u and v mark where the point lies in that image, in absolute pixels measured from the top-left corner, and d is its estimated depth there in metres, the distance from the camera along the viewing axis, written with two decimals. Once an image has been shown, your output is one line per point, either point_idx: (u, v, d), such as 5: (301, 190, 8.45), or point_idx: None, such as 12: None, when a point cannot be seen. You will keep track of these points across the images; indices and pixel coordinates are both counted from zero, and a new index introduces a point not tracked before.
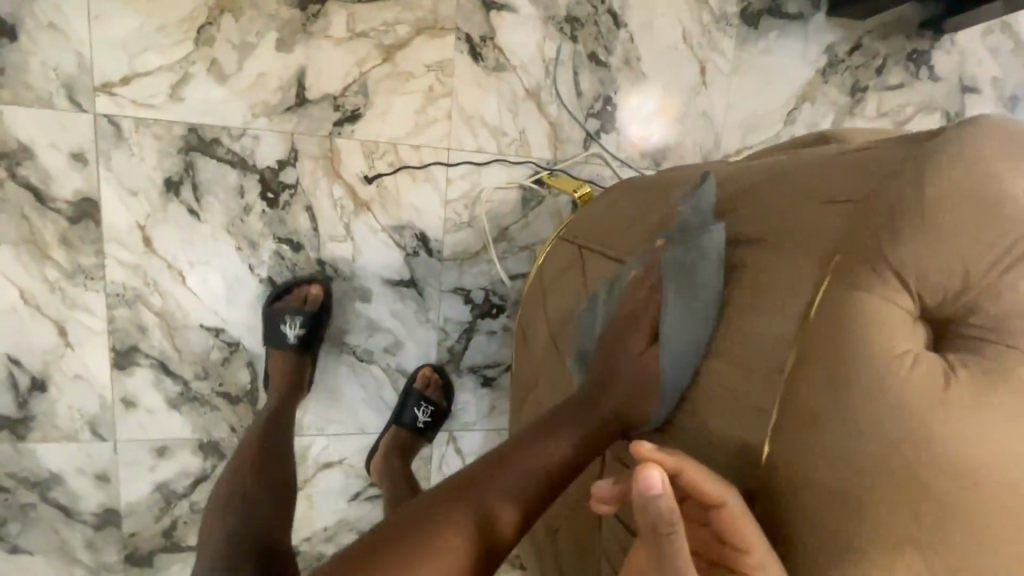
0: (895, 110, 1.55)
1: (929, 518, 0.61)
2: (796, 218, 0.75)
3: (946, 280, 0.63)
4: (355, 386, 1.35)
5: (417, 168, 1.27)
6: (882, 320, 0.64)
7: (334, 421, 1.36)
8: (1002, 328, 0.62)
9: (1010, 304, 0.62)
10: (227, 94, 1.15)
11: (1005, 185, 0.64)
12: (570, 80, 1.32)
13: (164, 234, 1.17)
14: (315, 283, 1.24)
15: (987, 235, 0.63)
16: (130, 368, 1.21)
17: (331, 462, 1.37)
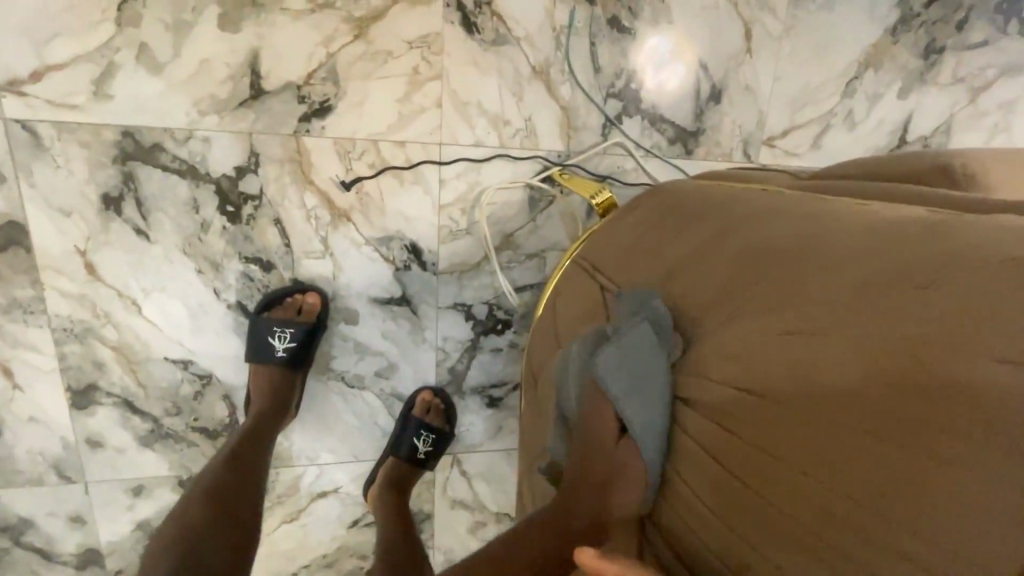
0: (975, 74, 1.30)
1: None
2: (952, 377, 0.39)
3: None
4: (346, 413, 1.21)
5: (404, 169, 1.06)
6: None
7: (326, 449, 1.23)
8: None
9: None
10: (164, 87, 0.94)
11: None
12: (586, 53, 1.08)
13: (110, 259, 1.00)
14: (314, 292, 1.09)
15: None
16: (91, 408, 1.08)
17: (326, 491, 1.26)
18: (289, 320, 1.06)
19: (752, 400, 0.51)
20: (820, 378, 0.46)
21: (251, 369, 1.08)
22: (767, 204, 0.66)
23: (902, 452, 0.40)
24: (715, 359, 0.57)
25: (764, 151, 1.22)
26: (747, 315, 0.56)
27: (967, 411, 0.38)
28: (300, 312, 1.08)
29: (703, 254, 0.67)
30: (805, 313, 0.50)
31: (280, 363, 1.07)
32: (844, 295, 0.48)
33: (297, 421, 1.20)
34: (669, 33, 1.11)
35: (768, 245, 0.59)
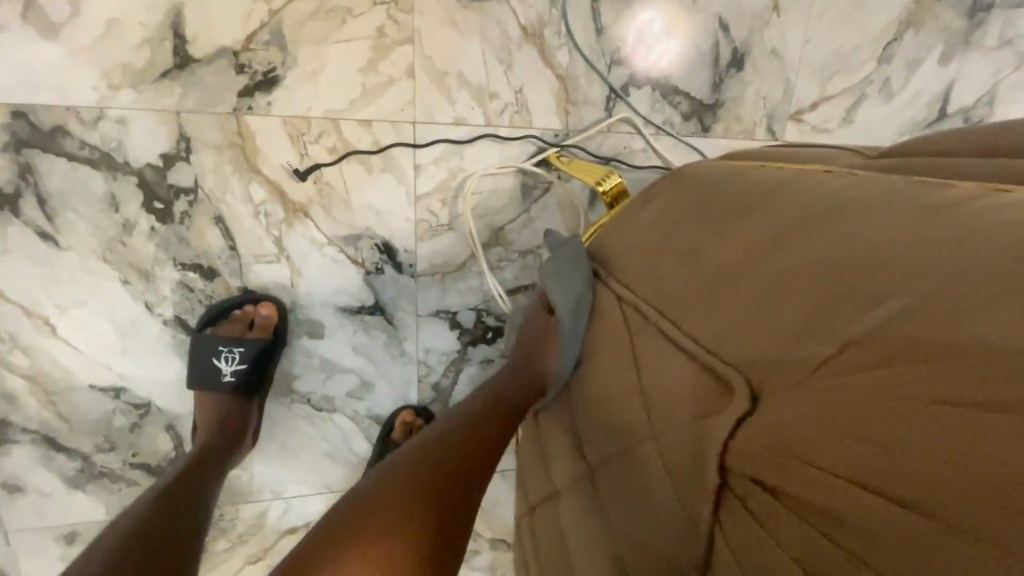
0: (1022, 36, 1.14)
1: None
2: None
3: None
4: (314, 439, 1.04)
5: (371, 154, 0.89)
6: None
7: (293, 479, 1.06)
8: None
9: None
10: (65, 55, 0.75)
11: None
12: (585, 11, 0.91)
13: (12, 271, 0.82)
14: (270, 305, 0.91)
15: None
16: (5, 447, 0.90)
17: (296, 527, 1.10)
18: (240, 336, 0.89)
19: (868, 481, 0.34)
20: (995, 457, 0.29)
21: (195, 397, 0.91)
22: (826, 194, 0.52)
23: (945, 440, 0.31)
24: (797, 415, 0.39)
25: (791, 126, 1.06)
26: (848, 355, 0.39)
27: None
28: (252, 328, 0.91)
29: (753, 263, 0.51)
30: (929, 354, 0.34)
31: (228, 390, 0.90)
32: (991, 325, 0.33)
33: (258, 450, 1.03)
34: (665, 9, 0.94)
35: (863, 254, 0.43)
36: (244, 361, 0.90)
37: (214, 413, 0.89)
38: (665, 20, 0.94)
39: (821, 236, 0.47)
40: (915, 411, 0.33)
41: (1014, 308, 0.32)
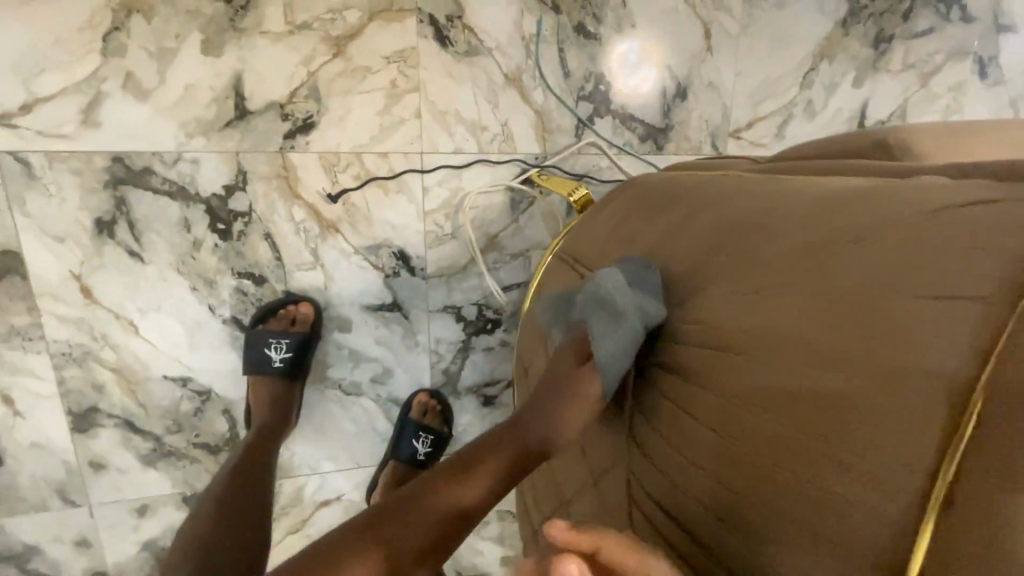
0: (923, 59, 1.37)
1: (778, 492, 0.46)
2: (782, 260, 0.53)
3: (803, 273, 0.50)
4: (344, 420, 1.24)
5: (388, 179, 1.11)
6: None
7: (327, 457, 1.25)
8: (859, 296, 0.44)
9: (870, 274, 0.45)
10: (152, 113, 0.97)
11: (904, 181, 0.50)
12: (555, 60, 1.14)
13: (106, 283, 1.02)
14: (311, 308, 1.13)
15: (857, 223, 0.49)
16: (93, 431, 1.10)
17: (329, 498, 1.28)
18: (284, 331, 1.08)
19: (719, 366, 0.54)
20: (761, 319, 0.51)
21: (251, 381, 1.11)
22: (715, 185, 0.74)
23: (736, 310, 0.55)
24: (684, 329, 0.60)
25: (731, 142, 1.28)
26: (712, 292, 0.59)
27: (906, 351, 0.40)
28: (294, 323, 1.11)
29: (666, 233, 0.74)
30: (738, 268, 0.58)
31: (276, 380, 1.10)
32: (767, 246, 0.56)
33: (297, 431, 1.22)
34: (642, 44, 1.17)
35: (720, 218, 0.66)
36: (289, 352, 1.09)
37: (266, 397, 1.10)
38: (642, 51, 1.17)
39: (702, 211, 0.70)
40: (737, 306, 0.55)
41: (776, 239, 0.56)
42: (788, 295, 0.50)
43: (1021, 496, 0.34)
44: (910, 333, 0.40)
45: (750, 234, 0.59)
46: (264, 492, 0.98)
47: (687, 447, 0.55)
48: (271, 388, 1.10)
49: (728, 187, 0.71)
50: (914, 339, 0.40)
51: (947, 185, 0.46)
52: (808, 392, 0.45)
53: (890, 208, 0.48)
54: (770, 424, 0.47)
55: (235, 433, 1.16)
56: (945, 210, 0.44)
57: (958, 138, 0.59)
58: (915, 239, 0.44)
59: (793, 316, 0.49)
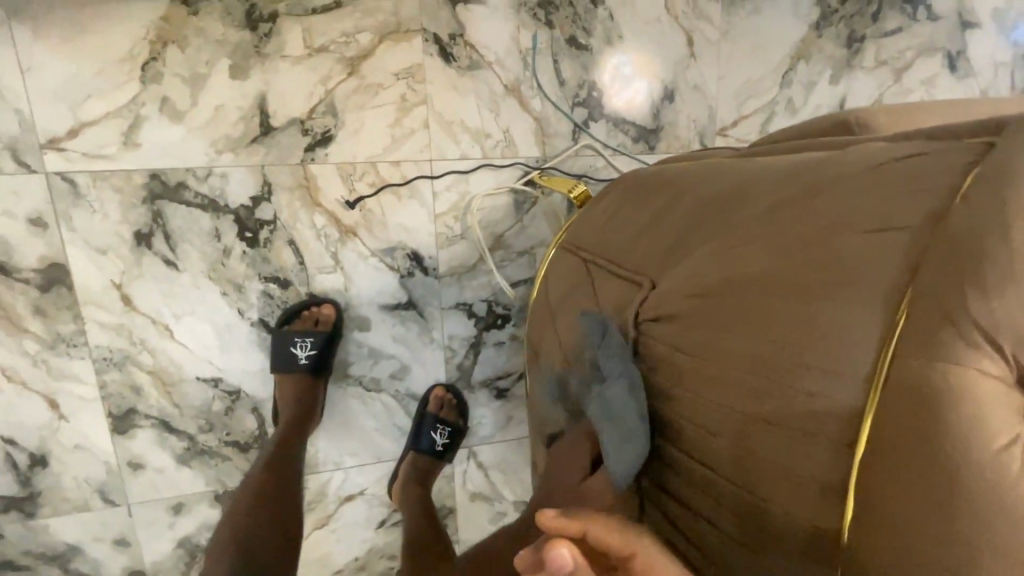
0: (895, 56, 1.46)
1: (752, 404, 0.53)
2: (751, 217, 0.61)
3: (769, 223, 0.58)
4: (366, 416, 1.30)
5: (400, 186, 1.19)
6: (986, 393, 0.40)
7: (350, 452, 1.31)
8: (816, 234, 0.53)
9: (823, 217, 0.53)
10: (185, 133, 1.06)
11: (851, 147, 0.59)
12: (551, 71, 1.23)
13: (144, 290, 1.11)
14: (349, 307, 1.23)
15: (812, 181, 0.58)
16: (131, 432, 1.16)
17: (353, 493, 1.33)
18: (306, 330, 1.15)
19: (699, 310, 0.61)
20: (733, 264, 0.59)
21: (278, 379, 1.17)
22: (694, 169, 0.83)
23: (712, 260, 0.62)
24: (666, 283, 0.68)
25: (719, 140, 1.37)
26: (695, 253, 0.66)
27: (857, 277, 0.48)
28: (317, 323, 1.18)
29: (652, 212, 0.82)
30: (715, 228, 0.66)
31: (299, 378, 1.17)
32: (739, 208, 0.64)
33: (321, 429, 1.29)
34: (633, 58, 1.27)
35: (699, 193, 0.74)
36: (313, 351, 1.15)
37: (292, 394, 1.16)
38: (635, 65, 1.27)
39: (684, 190, 0.78)
40: (712, 257, 0.63)
41: (746, 202, 0.64)
42: (756, 242, 0.58)
43: (939, 365, 0.42)
44: (854, 258, 0.48)
45: (728, 203, 0.67)
46: (290, 487, 1.05)
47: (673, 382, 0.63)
48: (296, 384, 1.17)
49: (706, 169, 0.80)
50: (862, 266, 0.48)
51: (885, 146, 0.55)
52: (780, 321, 0.52)
53: (837, 167, 0.57)
54: (750, 353, 0.54)
55: (263, 431, 1.23)
56: (885, 164, 0.52)
57: (916, 120, 0.67)
58: (862, 189, 0.52)
59: (761, 256, 0.57)
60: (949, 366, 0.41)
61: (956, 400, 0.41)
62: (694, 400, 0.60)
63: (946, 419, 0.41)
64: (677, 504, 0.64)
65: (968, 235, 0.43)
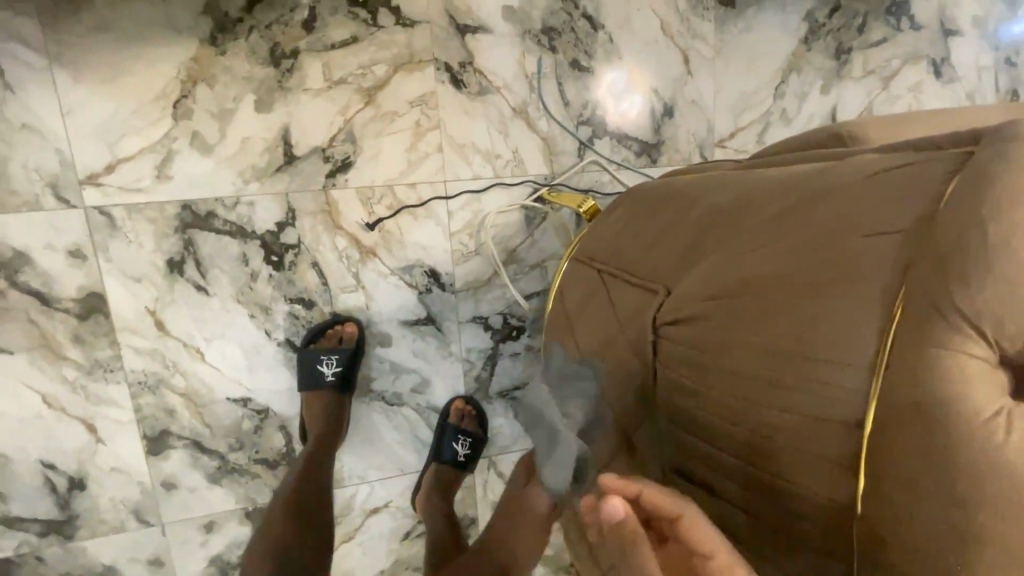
0: (882, 65, 1.53)
1: (766, 396, 0.58)
2: (759, 225, 0.66)
3: (776, 229, 0.63)
4: (389, 430, 1.34)
5: (417, 206, 1.25)
6: (974, 369, 0.44)
7: (374, 466, 1.35)
8: (819, 239, 0.57)
9: (825, 223, 0.58)
10: (215, 165, 1.12)
11: (849, 158, 0.64)
12: (555, 92, 1.29)
13: (177, 315, 1.16)
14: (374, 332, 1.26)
15: (814, 190, 0.63)
16: (165, 453, 1.20)
17: (378, 506, 1.37)
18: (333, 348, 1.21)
19: (712, 312, 0.66)
20: (743, 268, 0.64)
21: (305, 397, 1.21)
22: (701, 181, 0.88)
23: (723, 265, 0.67)
24: (681, 288, 0.73)
25: (718, 151, 1.43)
26: (709, 259, 0.71)
27: (858, 275, 0.52)
28: (340, 341, 1.23)
29: (664, 223, 0.87)
30: (725, 235, 0.71)
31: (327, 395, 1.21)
32: (746, 217, 0.69)
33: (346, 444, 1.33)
34: (626, 78, 1.33)
35: (708, 204, 0.79)
36: (339, 368, 1.20)
37: (319, 410, 1.20)
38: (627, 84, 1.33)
39: (693, 201, 0.83)
40: (723, 262, 0.68)
41: (753, 211, 0.69)
42: (765, 247, 0.63)
43: (931, 348, 0.46)
44: (856, 258, 0.53)
45: (737, 211, 0.72)
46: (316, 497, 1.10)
47: (690, 381, 0.67)
48: (323, 401, 1.21)
49: (713, 181, 0.85)
50: (864, 264, 0.53)
51: (879, 156, 0.60)
52: (792, 318, 0.56)
53: (836, 176, 0.62)
54: (764, 348, 0.58)
55: (290, 448, 1.27)
56: (881, 173, 0.57)
57: (909, 131, 0.73)
58: (863, 195, 0.57)
59: (770, 260, 0.61)
60: (942, 348, 0.46)
61: (945, 377, 0.45)
62: (708, 394, 0.65)
63: (935, 394, 0.45)
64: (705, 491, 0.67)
65: (955, 232, 0.47)
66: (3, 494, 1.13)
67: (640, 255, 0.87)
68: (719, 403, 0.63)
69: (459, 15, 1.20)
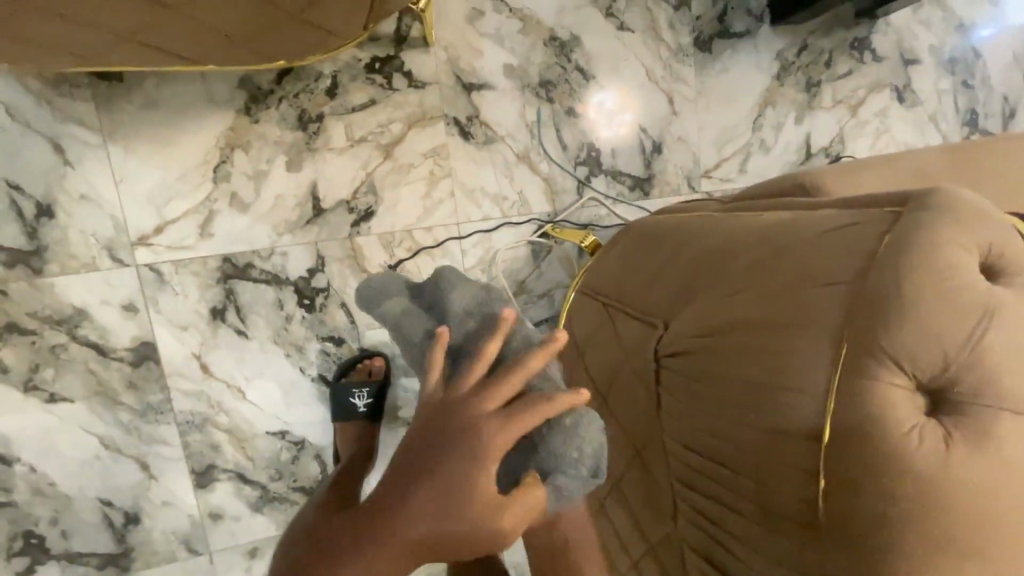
0: (849, 95, 1.68)
1: (745, 420, 0.69)
2: (737, 271, 0.79)
3: (751, 276, 0.76)
4: None
5: (433, 248, 1.37)
6: (896, 397, 0.57)
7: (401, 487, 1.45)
8: (785, 286, 0.70)
9: (790, 272, 0.70)
10: (252, 221, 1.24)
11: (811, 213, 0.77)
12: (554, 138, 1.42)
13: (220, 358, 1.26)
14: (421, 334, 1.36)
15: (782, 242, 0.75)
16: (211, 485, 1.30)
17: None
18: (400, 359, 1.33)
19: (700, 347, 0.77)
20: (724, 309, 0.76)
21: (340, 426, 1.30)
22: (690, 223, 1.00)
23: (709, 306, 0.79)
24: (674, 325, 0.85)
25: (704, 181, 1.56)
26: (699, 300, 0.82)
27: (813, 319, 0.64)
28: (370, 374, 1.33)
29: (659, 262, 0.99)
30: (710, 279, 0.83)
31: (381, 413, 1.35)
32: (728, 263, 0.82)
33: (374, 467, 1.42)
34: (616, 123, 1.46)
35: (697, 248, 0.91)
36: (370, 399, 1.28)
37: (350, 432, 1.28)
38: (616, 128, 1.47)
39: (684, 244, 0.96)
40: (709, 303, 0.80)
41: (733, 258, 0.81)
42: (742, 291, 0.75)
43: (863, 379, 0.58)
44: (811, 304, 0.65)
45: (719, 258, 0.84)
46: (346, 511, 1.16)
47: (685, 406, 0.79)
48: (353, 424, 1.29)
49: (700, 224, 0.97)
50: (819, 309, 0.64)
51: (832, 215, 0.73)
52: (764, 356, 0.68)
53: (800, 232, 0.74)
54: (743, 379, 0.70)
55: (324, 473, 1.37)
56: (832, 232, 0.70)
57: (861, 183, 0.87)
58: (819, 250, 0.69)
59: (745, 303, 0.73)
60: (875, 381, 0.57)
61: (871, 402, 0.57)
62: (699, 416, 0.76)
63: (869, 416, 0.57)
64: (700, 497, 0.79)
65: (884, 285, 0.60)
66: (66, 531, 1.23)
67: (639, 290, 0.99)
68: (709, 424, 0.75)
69: (465, 74, 1.33)
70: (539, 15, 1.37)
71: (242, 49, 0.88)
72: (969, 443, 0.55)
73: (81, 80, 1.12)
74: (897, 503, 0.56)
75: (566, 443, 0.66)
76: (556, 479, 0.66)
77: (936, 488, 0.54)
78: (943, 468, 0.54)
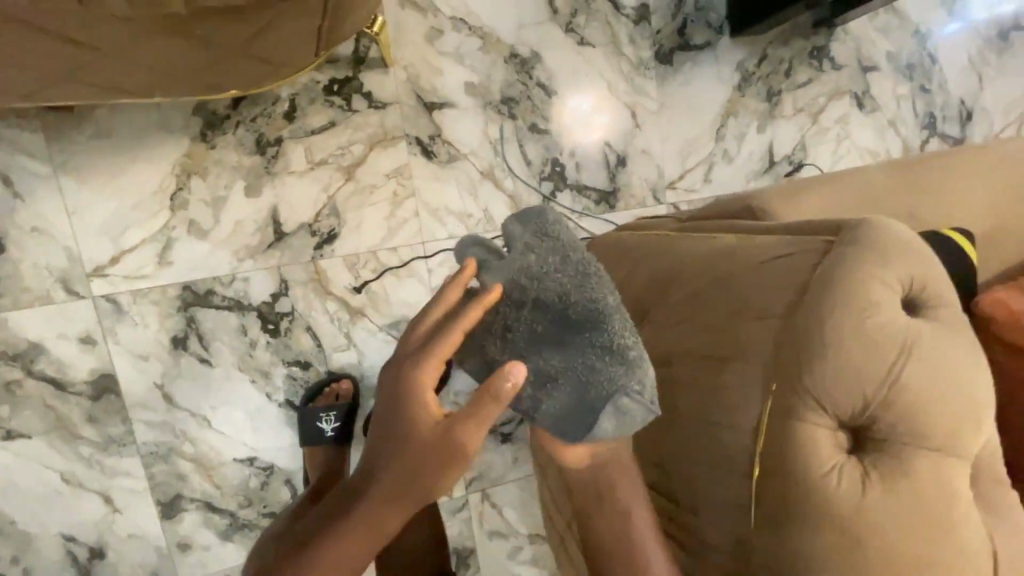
0: (810, 102, 1.70)
1: (686, 452, 0.73)
2: (681, 299, 0.81)
3: (694, 305, 0.78)
4: None
5: (399, 268, 1.36)
6: (819, 437, 0.62)
7: None
8: (724, 320, 0.72)
9: (728, 305, 0.73)
10: (211, 247, 1.23)
11: (752, 241, 0.79)
12: (518, 154, 1.42)
13: (183, 387, 1.25)
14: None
15: (722, 271, 0.78)
16: (179, 515, 1.28)
17: None
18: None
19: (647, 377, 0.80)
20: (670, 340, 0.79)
21: (307, 450, 1.28)
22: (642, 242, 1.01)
23: (656, 335, 0.82)
24: None
25: (669, 192, 1.58)
26: (648, 327, 0.85)
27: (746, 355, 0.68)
28: (337, 398, 1.31)
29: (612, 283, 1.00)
30: (658, 306, 0.85)
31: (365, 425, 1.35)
32: (674, 290, 0.83)
33: None
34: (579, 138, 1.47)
35: (646, 270, 0.93)
36: (337, 420, 1.25)
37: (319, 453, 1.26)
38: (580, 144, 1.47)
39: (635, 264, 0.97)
40: (656, 333, 0.82)
41: (678, 285, 0.83)
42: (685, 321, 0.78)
43: (789, 418, 0.63)
44: (746, 340, 0.69)
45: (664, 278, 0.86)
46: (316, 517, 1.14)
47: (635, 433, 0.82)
48: (320, 447, 1.26)
49: (650, 243, 0.98)
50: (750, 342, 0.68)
51: (772, 242, 0.75)
52: (704, 389, 0.71)
53: (740, 261, 0.77)
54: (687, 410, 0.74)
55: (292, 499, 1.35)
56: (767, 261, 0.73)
57: (798, 205, 0.92)
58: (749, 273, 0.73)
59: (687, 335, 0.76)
60: (799, 421, 0.62)
61: (797, 442, 0.62)
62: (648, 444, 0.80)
63: (797, 456, 0.62)
64: None
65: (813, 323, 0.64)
66: (28, 568, 1.20)
67: None
68: (654, 448, 0.78)
69: (425, 94, 1.33)
70: (499, 33, 1.37)
71: (191, 86, 0.88)
72: (883, 482, 0.61)
73: (28, 111, 1.10)
74: (815, 537, 0.62)
75: (628, 375, 0.65)
76: (618, 401, 0.65)
77: (850, 523, 0.61)
78: (863, 502, 0.60)
